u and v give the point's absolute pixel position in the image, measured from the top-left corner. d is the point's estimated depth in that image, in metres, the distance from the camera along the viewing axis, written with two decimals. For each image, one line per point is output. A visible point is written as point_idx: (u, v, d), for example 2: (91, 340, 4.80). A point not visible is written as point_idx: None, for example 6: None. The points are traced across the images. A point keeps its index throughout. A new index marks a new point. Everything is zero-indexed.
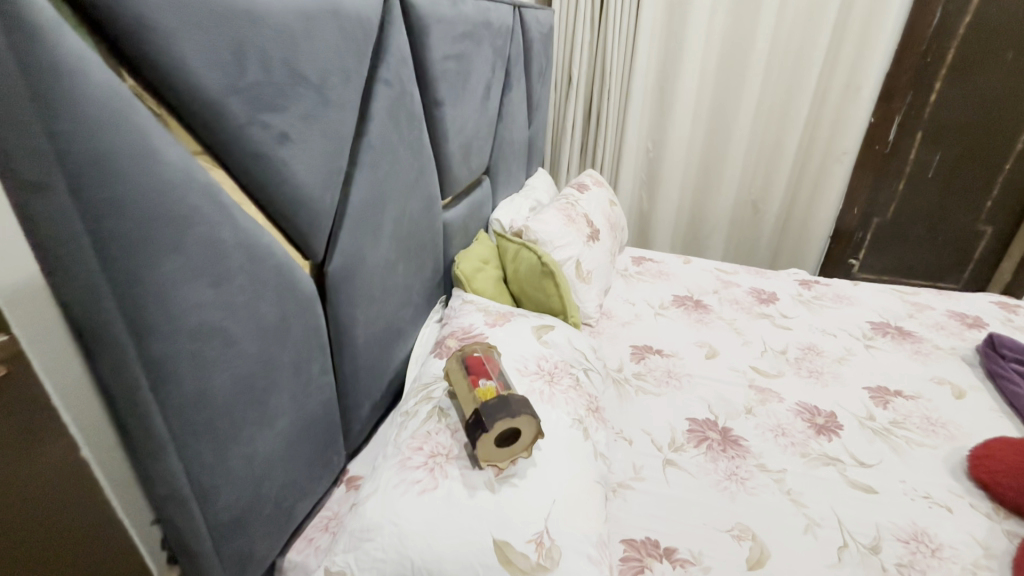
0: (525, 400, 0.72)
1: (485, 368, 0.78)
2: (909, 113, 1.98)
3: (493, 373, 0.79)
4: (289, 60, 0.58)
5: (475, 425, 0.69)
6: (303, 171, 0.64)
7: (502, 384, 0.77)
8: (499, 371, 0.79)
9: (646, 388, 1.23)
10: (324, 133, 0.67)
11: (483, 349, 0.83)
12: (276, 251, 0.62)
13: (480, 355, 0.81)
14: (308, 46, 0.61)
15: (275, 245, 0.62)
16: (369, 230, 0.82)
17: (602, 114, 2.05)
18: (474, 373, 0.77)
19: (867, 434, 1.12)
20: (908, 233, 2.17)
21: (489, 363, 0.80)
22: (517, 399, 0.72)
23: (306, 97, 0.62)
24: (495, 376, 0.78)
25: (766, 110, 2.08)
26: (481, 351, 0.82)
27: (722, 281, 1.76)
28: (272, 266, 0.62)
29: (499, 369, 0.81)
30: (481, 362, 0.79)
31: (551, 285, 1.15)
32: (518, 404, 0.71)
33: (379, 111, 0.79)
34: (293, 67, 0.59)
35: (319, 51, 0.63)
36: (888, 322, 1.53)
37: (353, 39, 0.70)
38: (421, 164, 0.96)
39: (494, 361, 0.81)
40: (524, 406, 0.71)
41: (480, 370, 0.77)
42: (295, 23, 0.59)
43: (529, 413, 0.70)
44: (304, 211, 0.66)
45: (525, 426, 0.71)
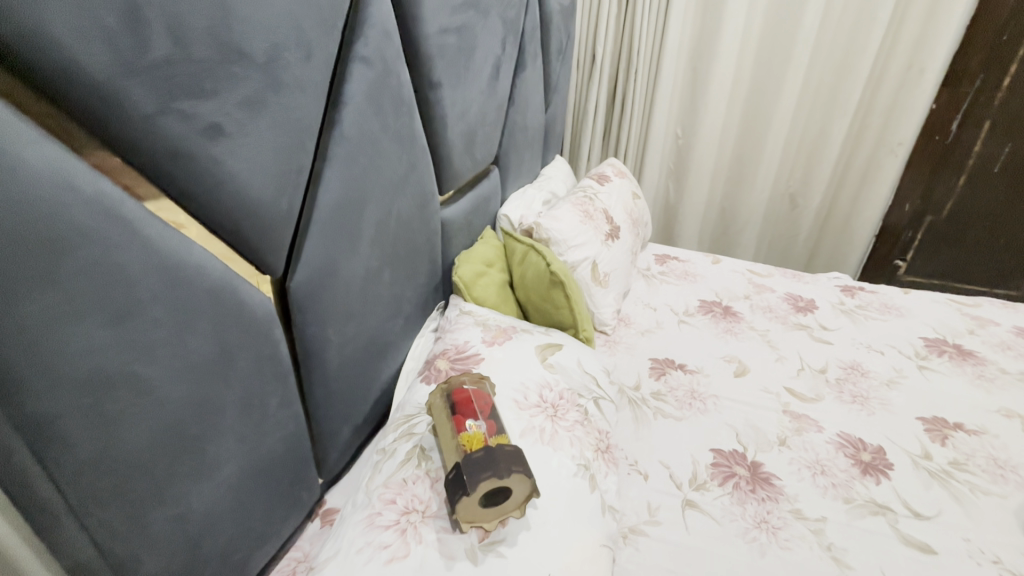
0: (518, 451, 0.60)
1: (472, 407, 0.66)
2: (978, 99, 1.76)
3: (483, 412, 0.67)
4: (218, 32, 0.46)
5: (454, 484, 0.58)
6: (246, 169, 0.52)
7: (491, 428, 0.65)
8: (490, 410, 0.67)
9: (666, 411, 1.10)
10: (274, 124, 0.54)
11: (473, 380, 0.71)
12: (209, 271, 0.51)
13: (469, 389, 0.69)
14: (246, 13, 0.49)
15: (208, 263, 0.51)
16: (344, 237, 0.71)
17: (628, 96, 1.87)
18: (460, 412, 0.65)
19: (923, 477, 0.97)
20: (967, 234, 1.95)
21: (478, 401, 0.68)
22: (508, 450, 0.60)
23: (248, 78, 0.50)
24: (485, 416, 0.66)
25: (812, 94, 1.87)
26: (470, 383, 0.70)
27: (754, 284, 1.60)
28: (204, 288, 0.50)
29: (490, 405, 0.68)
30: (468, 400, 0.67)
31: (561, 296, 1.01)
32: (508, 458, 0.59)
33: (354, 96, 0.67)
34: (225, 39, 0.47)
35: (265, 20, 0.51)
36: (945, 340, 1.35)
37: (315, 5, 0.57)
38: (411, 157, 0.83)
39: (485, 396, 0.69)
40: (516, 460, 0.59)
41: (465, 411, 0.66)
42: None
43: (521, 470, 0.58)
44: (250, 218, 0.54)
45: (515, 484, 0.59)
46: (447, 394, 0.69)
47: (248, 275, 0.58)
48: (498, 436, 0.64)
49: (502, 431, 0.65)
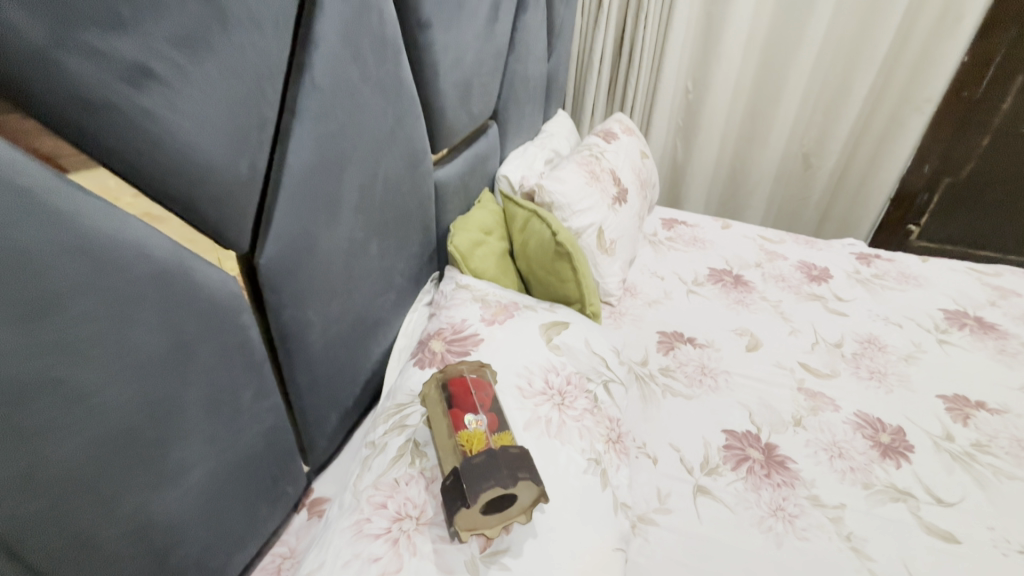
0: (523, 454, 0.54)
1: (470, 400, 0.60)
2: (1012, 51, 1.63)
3: (482, 406, 0.60)
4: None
5: (453, 489, 0.51)
6: (191, 124, 0.43)
7: (493, 425, 0.59)
8: (491, 403, 0.61)
9: (675, 388, 1.04)
10: (223, 68, 0.44)
11: (472, 368, 0.64)
12: (154, 248, 0.42)
13: (467, 379, 0.62)
14: None
15: (152, 238, 0.42)
16: (322, 203, 0.61)
17: (637, 45, 1.72)
18: (458, 407, 0.59)
19: (945, 460, 0.92)
20: (985, 197, 1.86)
21: (478, 393, 0.61)
22: (512, 452, 0.53)
23: (181, 8, 0.40)
24: (485, 409, 0.60)
25: (834, 44, 1.73)
26: (468, 372, 0.63)
27: (766, 251, 1.52)
28: (147, 271, 0.42)
29: (491, 395, 0.62)
30: (465, 391, 0.61)
31: (567, 269, 0.93)
32: (513, 462, 0.53)
33: (326, 35, 0.56)
34: None
35: None
36: (965, 311, 1.29)
37: None
38: (399, 109, 0.73)
39: (485, 387, 0.62)
40: (521, 464, 0.53)
41: (463, 405, 0.59)
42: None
43: (528, 477, 0.52)
44: (200, 184, 0.45)
45: (521, 491, 0.52)
46: (441, 385, 0.62)
47: (205, 253, 0.49)
48: (499, 433, 0.58)
49: (505, 426, 0.59)
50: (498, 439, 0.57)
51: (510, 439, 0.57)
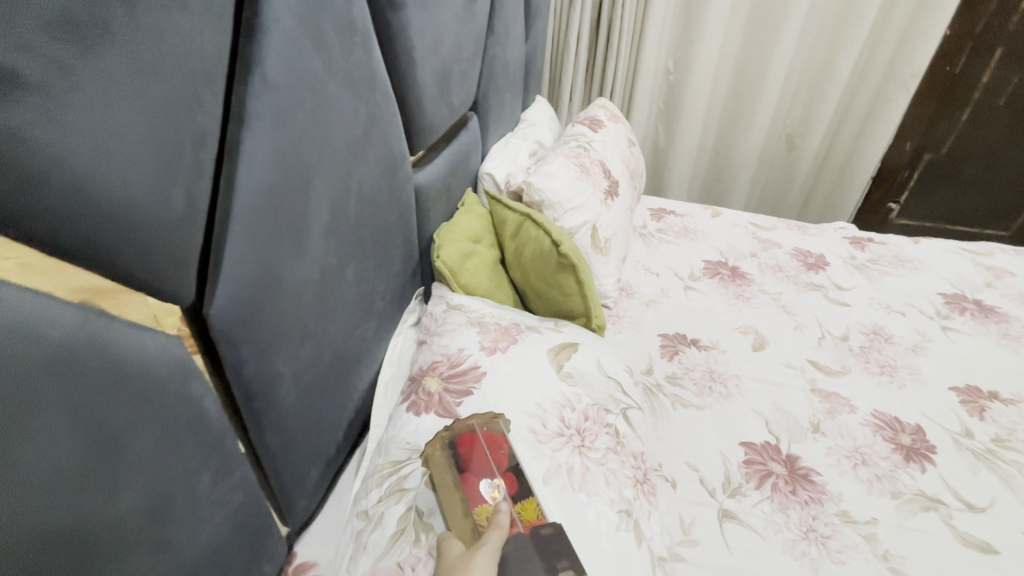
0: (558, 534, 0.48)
1: (485, 464, 0.54)
2: (993, 24, 1.60)
3: (498, 468, 0.54)
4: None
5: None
6: (91, 148, 0.31)
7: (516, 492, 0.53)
8: (508, 463, 0.54)
9: (685, 399, 0.97)
10: (133, 65, 0.33)
11: (483, 422, 0.57)
12: (45, 325, 0.30)
13: (479, 437, 0.56)
14: None
15: (43, 313, 0.30)
16: (284, 229, 0.50)
17: (616, 23, 1.62)
18: (471, 475, 0.53)
19: (968, 460, 0.88)
20: (964, 173, 1.86)
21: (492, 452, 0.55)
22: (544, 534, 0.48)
23: None
24: (501, 471, 0.54)
25: (818, 19, 1.67)
26: (479, 427, 0.56)
27: (759, 240, 1.46)
28: (38, 359, 0.30)
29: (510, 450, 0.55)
30: (477, 452, 0.54)
31: (570, 281, 0.83)
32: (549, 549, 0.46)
33: (278, 18, 0.44)
34: None
35: None
36: (964, 295, 1.26)
37: None
38: (372, 108, 0.61)
39: (501, 443, 0.55)
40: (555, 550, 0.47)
41: (477, 471, 0.53)
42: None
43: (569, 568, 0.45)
44: (111, 228, 0.34)
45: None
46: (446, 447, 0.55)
47: (131, 311, 0.37)
48: (523, 500, 0.52)
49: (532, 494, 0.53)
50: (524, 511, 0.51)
51: (535, 509, 0.51)
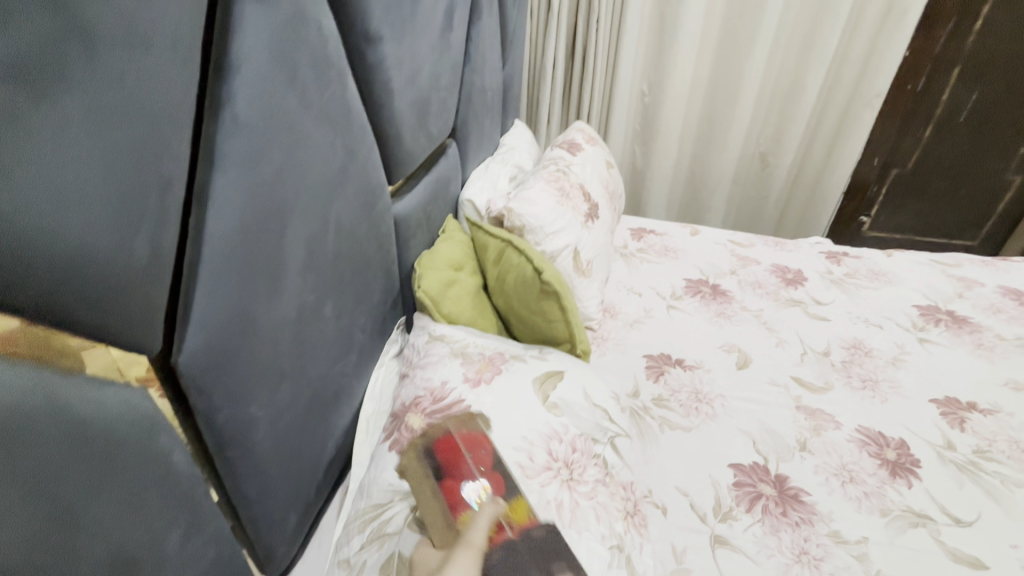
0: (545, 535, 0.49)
1: (461, 464, 0.55)
2: (949, 45, 1.67)
3: (478, 466, 0.55)
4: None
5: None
6: (45, 203, 0.30)
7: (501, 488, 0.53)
8: (487, 460, 0.55)
9: (672, 421, 0.96)
10: (89, 112, 0.31)
11: (458, 424, 0.58)
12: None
13: (456, 438, 0.57)
14: None
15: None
16: (258, 270, 0.48)
17: (591, 48, 1.65)
18: (451, 478, 0.54)
19: (953, 473, 0.89)
20: (930, 187, 1.92)
21: (468, 451, 0.56)
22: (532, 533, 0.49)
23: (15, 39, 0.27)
24: (481, 470, 0.55)
25: (785, 43, 1.72)
26: (455, 428, 0.58)
27: (738, 257, 1.48)
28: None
29: (483, 447, 0.57)
30: (449, 453, 0.55)
31: (553, 308, 0.83)
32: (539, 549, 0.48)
33: (250, 58, 0.43)
34: None
35: None
36: (937, 306, 1.29)
37: None
38: (349, 141, 0.60)
39: (477, 444, 0.57)
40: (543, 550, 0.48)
41: (453, 472, 0.54)
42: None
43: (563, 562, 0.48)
44: (70, 282, 0.32)
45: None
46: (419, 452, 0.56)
47: (93, 368, 0.36)
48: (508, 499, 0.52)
49: (508, 490, 0.53)
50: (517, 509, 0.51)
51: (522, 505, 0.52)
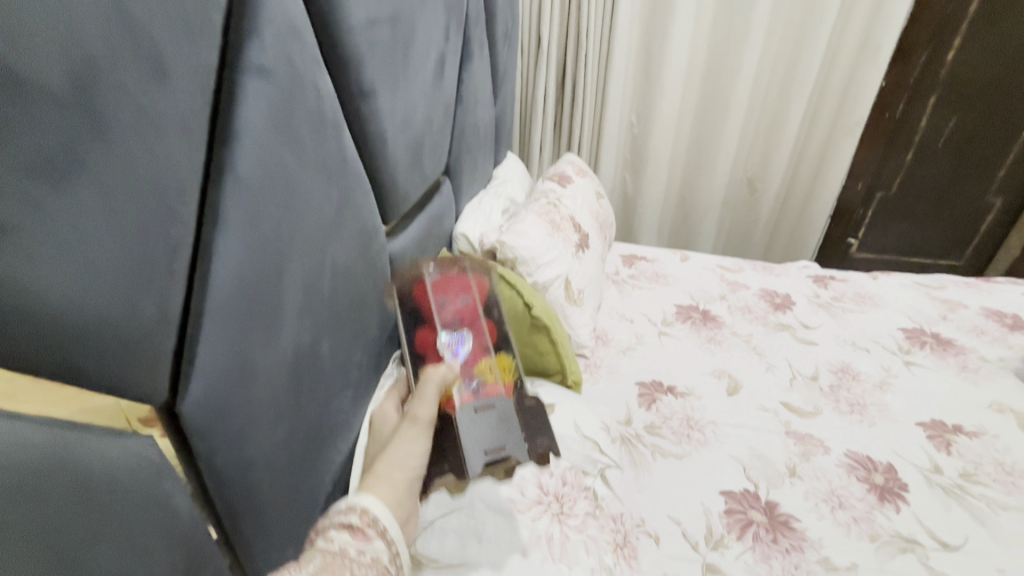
0: (493, 407, 0.58)
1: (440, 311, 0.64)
2: (925, 75, 1.74)
3: (447, 314, 0.64)
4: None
5: (441, 460, 0.58)
6: (63, 275, 0.33)
7: (475, 339, 0.64)
8: (455, 311, 0.64)
9: (664, 448, 0.98)
10: (103, 190, 0.34)
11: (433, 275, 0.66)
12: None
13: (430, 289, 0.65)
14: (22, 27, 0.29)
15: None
16: (258, 318, 0.51)
17: (580, 83, 1.71)
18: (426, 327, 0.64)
19: (939, 496, 0.91)
20: (914, 209, 1.97)
21: (452, 298, 0.65)
22: (479, 412, 0.58)
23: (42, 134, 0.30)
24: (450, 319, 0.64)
25: (766, 75, 1.79)
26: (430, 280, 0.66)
27: (727, 282, 1.51)
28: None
29: (454, 295, 0.65)
30: (433, 299, 0.65)
31: (544, 341, 0.85)
32: (482, 428, 0.57)
33: (253, 126, 0.46)
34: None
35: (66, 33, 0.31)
36: (923, 329, 1.32)
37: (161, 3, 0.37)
38: (345, 190, 0.63)
39: (448, 291, 0.65)
40: (486, 424, 0.57)
41: (432, 314, 0.64)
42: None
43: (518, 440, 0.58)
44: (81, 344, 0.35)
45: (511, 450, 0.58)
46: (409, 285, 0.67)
47: (82, 413, 0.37)
48: (470, 351, 0.63)
49: (471, 343, 0.63)
50: (481, 369, 0.61)
51: (482, 362, 0.62)
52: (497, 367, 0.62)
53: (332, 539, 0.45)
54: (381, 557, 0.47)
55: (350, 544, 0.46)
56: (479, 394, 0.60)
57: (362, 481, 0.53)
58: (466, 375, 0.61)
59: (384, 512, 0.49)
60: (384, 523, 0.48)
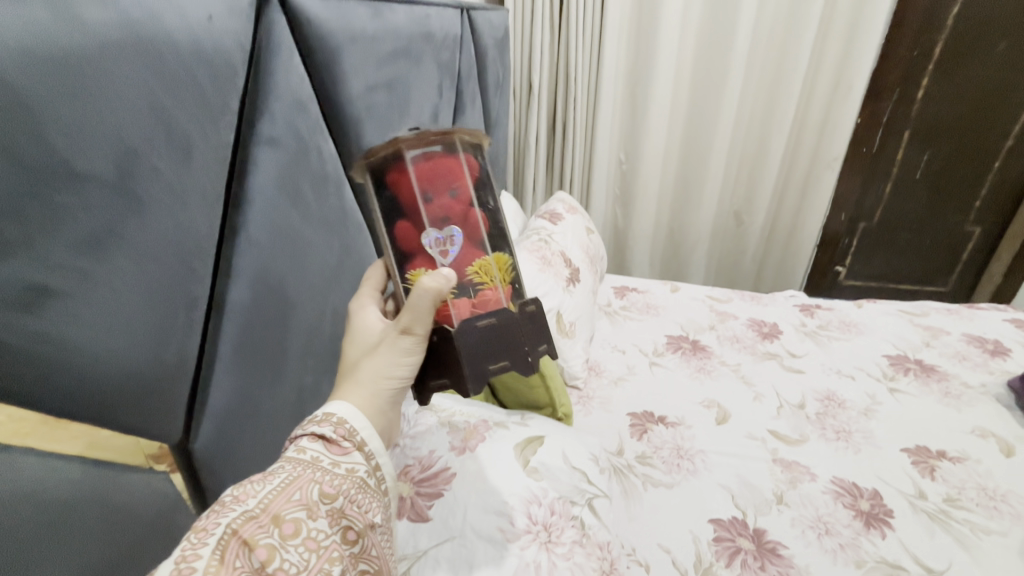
0: (498, 323, 0.51)
1: (422, 204, 0.49)
2: (898, 111, 1.83)
3: (439, 204, 0.50)
4: (17, 150, 0.33)
5: (440, 371, 0.52)
6: (99, 333, 0.38)
7: (468, 236, 0.52)
8: (450, 201, 0.50)
9: (655, 478, 1.00)
10: (138, 255, 0.41)
11: (417, 152, 0.49)
12: (16, 484, 0.34)
13: (414, 173, 0.49)
14: (74, 133, 0.35)
15: (14, 473, 0.34)
16: (264, 360, 0.56)
17: (570, 124, 1.80)
18: (411, 219, 0.50)
19: (924, 522, 0.93)
20: (898, 237, 2.03)
21: (439, 189, 0.50)
22: (481, 329, 0.50)
23: (86, 218, 0.37)
24: (444, 211, 0.50)
25: (746, 114, 1.89)
26: (413, 161, 0.49)
27: (716, 312, 1.56)
28: (12, 520, 0.34)
29: (447, 179, 0.50)
30: (417, 186, 0.49)
31: (534, 375, 0.89)
32: (488, 343, 0.51)
33: (261, 191, 0.53)
34: (43, 175, 0.34)
35: (106, 133, 0.37)
36: (906, 356, 1.36)
37: (187, 94, 0.44)
38: (345, 239, 0.69)
39: (438, 180, 0.50)
40: (493, 338, 0.51)
41: (412, 208, 0.50)
42: (28, 84, 0.33)
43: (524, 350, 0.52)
44: (113, 389, 0.40)
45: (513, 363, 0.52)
46: (375, 168, 0.50)
47: (93, 449, 0.40)
48: (471, 254, 0.51)
49: (473, 247, 0.52)
50: (479, 272, 0.51)
51: (485, 264, 0.52)
52: (495, 266, 0.53)
53: (304, 448, 0.49)
54: (357, 468, 0.50)
55: (323, 454, 0.49)
56: (478, 304, 0.51)
57: (339, 385, 0.54)
58: (461, 280, 0.51)
59: (360, 419, 0.51)
60: (361, 436, 0.51)
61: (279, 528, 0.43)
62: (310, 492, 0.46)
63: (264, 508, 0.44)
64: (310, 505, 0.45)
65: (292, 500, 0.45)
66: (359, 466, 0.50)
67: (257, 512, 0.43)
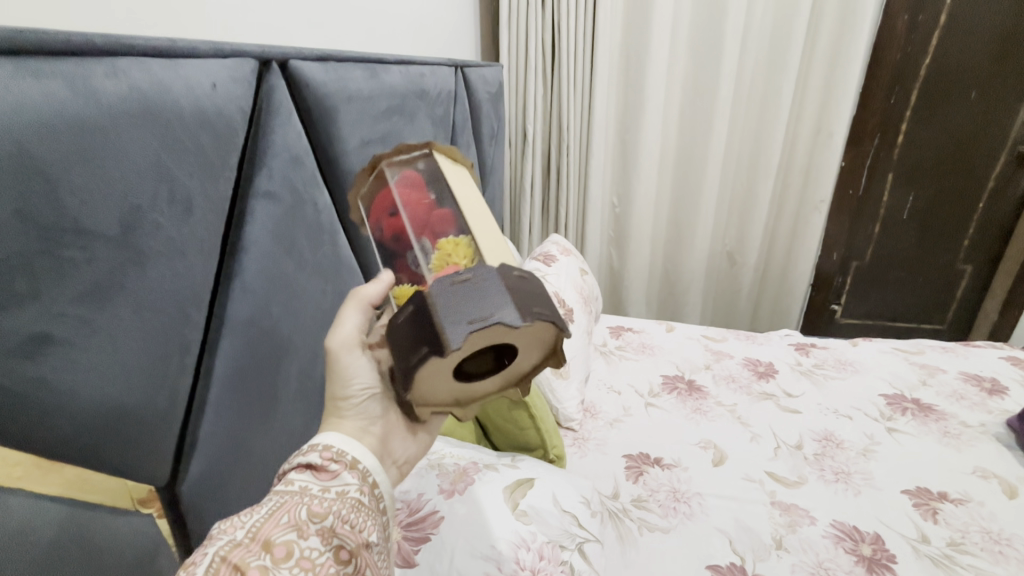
0: (413, 308, 0.46)
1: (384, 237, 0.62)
2: (879, 155, 1.89)
3: (391, 228, 0.61)
4: (33, 211, 0.36)
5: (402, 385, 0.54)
6: (96, 378, 0.40)
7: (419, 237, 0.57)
8: (392, 221, 0.60)
9: (651, 522, 0.98)
10: (137, 304, 0.43)
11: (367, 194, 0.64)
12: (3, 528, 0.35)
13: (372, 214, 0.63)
14: (86, 195, 0.39)
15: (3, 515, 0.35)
16: (252, 404, 0.58)
17: (563, 170, 1.87)
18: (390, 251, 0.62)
19: (928, 567, 0.91)
20: (890, 275, 2.06)
21: (383, 217, 0.62)
22: (403, 321, 0.47)
23: (92, 271, 0.39)
24: (392, 231, 0.60)
25: (733, 159, 1.96)
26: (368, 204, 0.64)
27: (712, 351, 1.56)
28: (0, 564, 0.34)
29: (385, 203, 0.61)
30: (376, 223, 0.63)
31: (524, 417, 0.89)
32: (406, 333, 0.46)
33: (256, 241, 0.56)
34: (54, 234, 0.37)
35: (115, 192, 0.41)
36: (903, 395, 1.35)
37: (190, 152, 0.48)
38: (339, 285, 0.72)
39: (380, 208, 0.62)
40: (407, 328, 0.46)
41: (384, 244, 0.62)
42: (48, 151, 0.36)
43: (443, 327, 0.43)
44: (105, 431, 0.42)
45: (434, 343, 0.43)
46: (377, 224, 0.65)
47: (83, 492, 0.41)
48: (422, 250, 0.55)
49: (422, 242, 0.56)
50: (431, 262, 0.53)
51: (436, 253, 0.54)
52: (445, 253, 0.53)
53: (291, 480, 0.49)
54: (348, 489, 0.50)
55: (311, 482, 0.49)
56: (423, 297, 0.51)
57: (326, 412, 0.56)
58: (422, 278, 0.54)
59: (349, 443, 0.53)
60: (351, 456, 0.52)
61: (271, 552, 0.43)
62: (298, 513, 0.46)
63: (253, 536, 0.43)
64: (299, 526, 0.45)
65: (281, 523, 0.45)
66: (348, 487, 0.51)
67: (246, 540, 0.43)
